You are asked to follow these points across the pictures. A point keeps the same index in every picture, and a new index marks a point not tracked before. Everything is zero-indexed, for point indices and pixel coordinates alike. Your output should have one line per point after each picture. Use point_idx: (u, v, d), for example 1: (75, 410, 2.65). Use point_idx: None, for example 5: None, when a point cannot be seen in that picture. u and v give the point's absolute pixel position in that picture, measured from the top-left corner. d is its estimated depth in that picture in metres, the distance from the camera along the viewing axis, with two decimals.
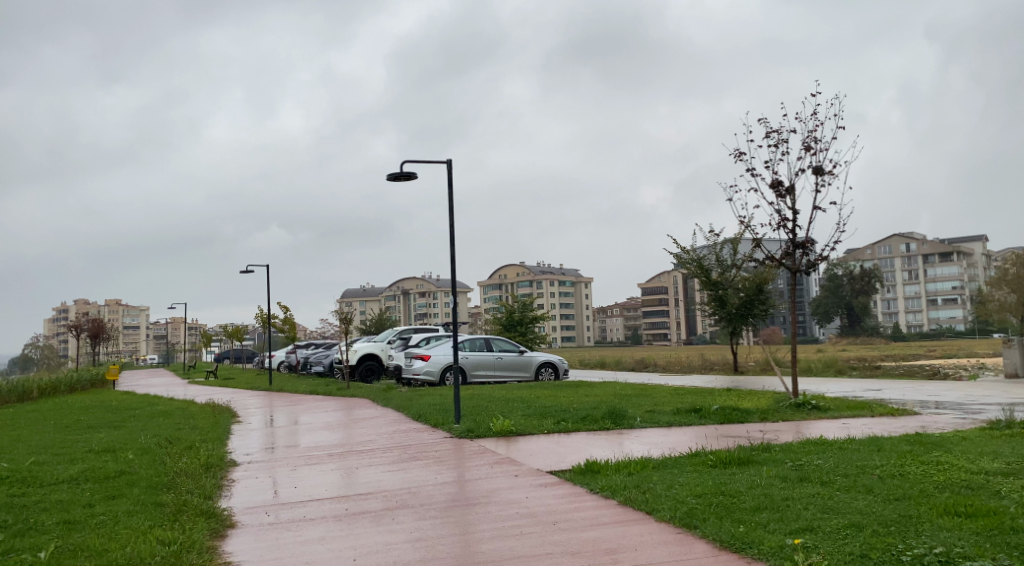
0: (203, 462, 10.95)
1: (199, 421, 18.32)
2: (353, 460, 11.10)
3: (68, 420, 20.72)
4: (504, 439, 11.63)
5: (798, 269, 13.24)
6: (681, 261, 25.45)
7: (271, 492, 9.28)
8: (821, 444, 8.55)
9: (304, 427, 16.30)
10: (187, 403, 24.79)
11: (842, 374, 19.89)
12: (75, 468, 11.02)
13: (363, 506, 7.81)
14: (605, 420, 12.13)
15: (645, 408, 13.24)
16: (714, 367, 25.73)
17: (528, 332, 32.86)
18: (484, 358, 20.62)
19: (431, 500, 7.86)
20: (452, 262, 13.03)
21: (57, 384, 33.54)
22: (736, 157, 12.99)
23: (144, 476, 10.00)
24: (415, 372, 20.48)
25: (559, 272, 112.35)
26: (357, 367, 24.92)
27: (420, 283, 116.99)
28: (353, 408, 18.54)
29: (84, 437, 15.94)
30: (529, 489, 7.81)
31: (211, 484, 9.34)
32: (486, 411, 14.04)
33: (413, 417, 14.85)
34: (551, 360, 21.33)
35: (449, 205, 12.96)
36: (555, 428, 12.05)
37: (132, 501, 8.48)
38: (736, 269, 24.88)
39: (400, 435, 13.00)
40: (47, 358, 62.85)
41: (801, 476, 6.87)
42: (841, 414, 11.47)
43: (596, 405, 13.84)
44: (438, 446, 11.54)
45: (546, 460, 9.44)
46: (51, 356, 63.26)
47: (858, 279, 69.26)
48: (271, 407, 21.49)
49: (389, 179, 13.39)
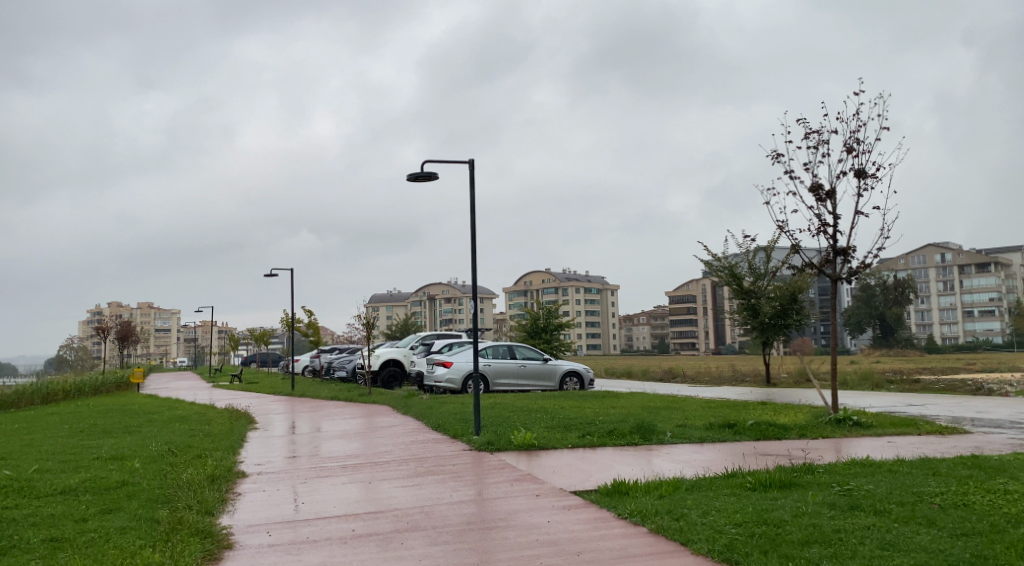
0: (211, 472, 10.45)
1: (216, 427, 17.90)
2: (366, 473, 10.54)
3: (86, 424, 20.40)
4: (525, 453, 11.01)
5: (839, 277, 12.45)
6: (713, 268, 24.67)
7: (277, 508, 8.73)
8: (870, 465, 7.81)
9: (321, 435, 15.80)
10: (207, 408, 24.42)
11: (881, 388, 18.98)
12: (78, 477, 10.56)
13: (372, 527, 7.23)
14: (633, 436, 11.49)
15: (675, 421, 12.54)
16: (746, 379, 24.84)
17: (553, 340, 32.22)
18: (507, 366, 20.02)
19: (445, 522, 7.26)
20: (474, 267, 12.49)
21: (81, 386, 33.42)
22: (772, 158, 12.21)
23: (145, 488, 9.50)
24: (437, 379, 19.93)
25: (586, 279, 111.68)
26: (379, 372, 24.40)
27: (447, 289, 117.00)
28: (373, 415, 18.00)
29: (96, 442, 15.57)
30: (552, 512, 7.17)
31: (213, 499, 8.82)
32: (508, 422, 13.41)
33: (433, 426, 14.27)
34: (576, 369, 20.65)
35: (471, 207, 12.40)
36: (580, 442, 11.41)
37: (128, 517, 7.97)
38: (769, 278, 24.11)
39: (418, 446, 12.41)
40: (81, 360, 63.38)
41: (853, 502, 6.16)
42: (884, 432, 10.72)
43: (624, 417, 13.19)
44: (457, 459, 10.94)
45: (570, 478, 8.80)
46: (84, 358, 63.72)
47: (892, 289, 67.75)
48: (292, 413, 20.98)
49: (409, 179, 12.85)
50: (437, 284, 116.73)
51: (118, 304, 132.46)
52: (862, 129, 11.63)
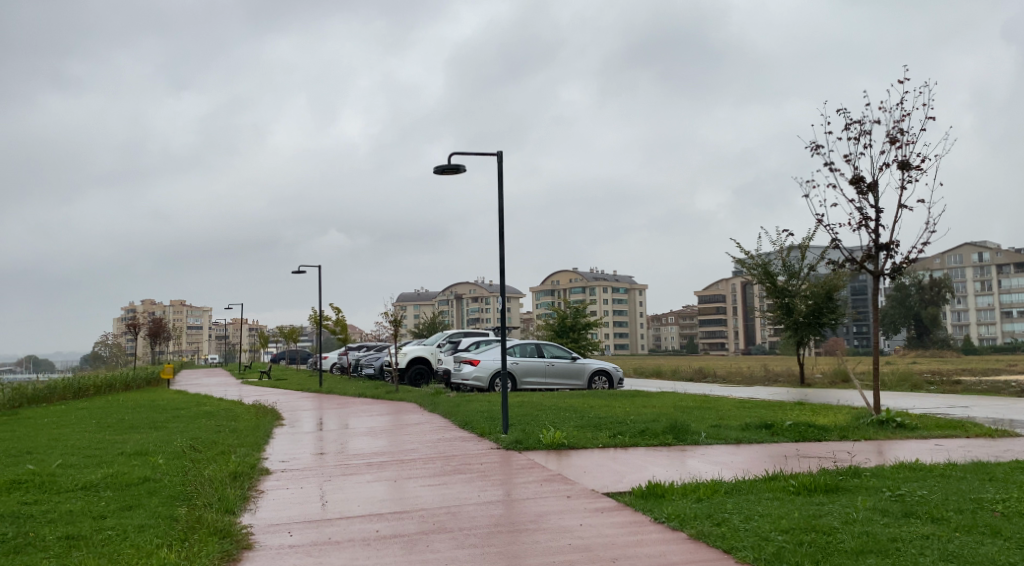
0: (234, 469, 10.23)
1: (242, 423, 17.75)
2: (391, 471, 10.26)
3: (113, 419, 20.35)
4: (555, 452, 10.69)
5: (882, 273, 12.01)
6: (746, 266, 24.21)
7: (300, 506, 8.47)
8: (919, 469, 7.41)
9: (347, 432, 15.56)
10: (235, 404, 24.32)
11: (921, 389, 18.43)
12: (100, 473, 10.38)
13: (397, 529, 6.95)
14: (666, 436, 11.13)
15: (709, 422, 12.17)
16: (779, 380, 24.32)
17: (581, 339, 31.86)
18: (535, 364, 19.71)
19: (473, 523, 6.96)
20: (502, 262, 12.20)
21: (112, 381, 33.52)
22: (812, 150, 11.78)
23: (167, 485, 9.29)
24: (464, 377, 19.66)
25: (614, 278, 111.09)
26: (406, 370, 24.17)
27: (474, 288, 116.98)
28: (400, 413, 17.74)
29: (123, 438, 15.45)
30: (584, 515, 6.84)
31: (235, 497, 8.59)
32: (537, 421, 13.09)
33: (460, 424, 13.97)
34: (605, 368, 20.27)
35: (499, 199, 12.10)
36: (611, 442, 11.08)
37: (147, 515, 7.74)
38: (804, 276, 23.62)
39: (444, 444, 12.13)
40: (114, 356, 64.06)
41: (907, 508, 5.78)
42: (931, 434, 10.27)
43: (656, 417, 12.83)
44: (484, 458, 10.63)
45: (602, 479, 8.47)
46: (117, 354, 64.29)
47: (927, 289, 66.49)
48: (318, 410, 20.81)
49: (436, 171, 12.57)
50: (464, 283, 116.83)
51: (150, 301, 133.65)
52: (906, 119, 11.16)
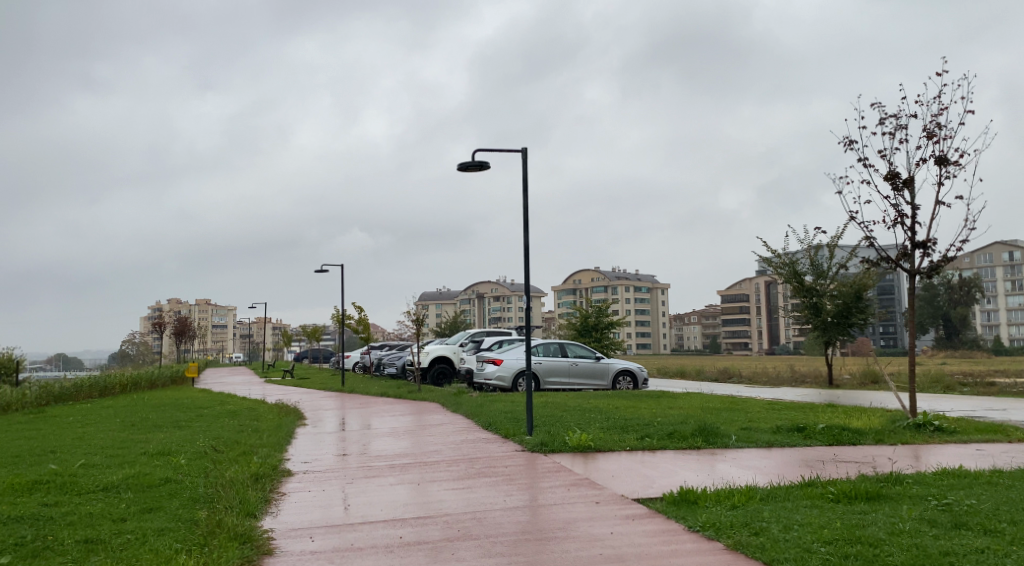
0: (256, 470, 10.08)
1: (265, 423, 17.65)
2: (414, 474, 10.07)
3: (137, 418, 20.34)
4: (581, 455, 10.46)
5: (918, 272, 11.70)
6: (773, 265, 23.86)
7: (322, 509, 8.30)
8: (964, 476, 7.12)
9: (370, 432, 15.41)
10: (257, 403, 24.26)
11: (954, 391, 18.02)
12: (122, 473, 10.28)
13: (421, 535, 6.76)
14: (696, 439, 10.87)
15: (738, 424, 11.89)
16: (807, 380, 23.94)
17: (604, 338, 31.58)
18: (558, 364, 19.49)
19: (499, 530, 6.75)
20: (527, 261, 11.98)
21: (137, 380, 33.65)
22: (845, 145, 11.47)
23: (188, 486, 9.15)
24: (486, 377, 19.47)
25: (636, 277, 110.60)
26: (428, 369, 24.00)
27: (495, 287, 116.91)
28: (423, 413, 17.56)
29: (146, 437, 15.38)
30: (614, 523, 6.61)
31: (256, 500, 8.44)
32: (562, 422, 12.87)
33: (483, 425, 13.77)
34: (630, 368, 19.99)
35: (524, 196, 11.88)
36: (639, 445, 10.84)
37: (167, 518, 7.60)
38: (832, 275, 23.22)
39: (467, 446, 11.92)
40: (141, 354, 64.58)
41: (958, 519, 5.52)
42: (970, 438, 9.95)
43: (684, 419, 12.57)
44: (509, 460, 10.42)
45: (631, 484, 8.24)
46: (144, 352, 64.75)
47: (957, 288, 65.61)
48: (341, 410, 20.69)
49: (460, 169, 12.37)
50: (485, 282, 116.81)
51: (175, 300, 134.62)
52: (944, 112, 10.83)
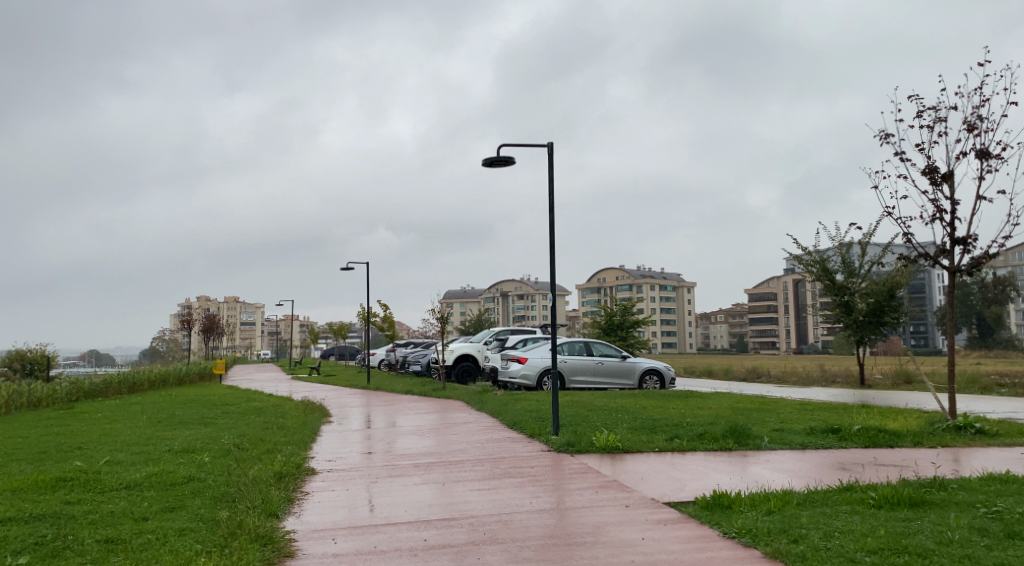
0: (279, 469, 9.95)
1: (290, 420, 17.59)
2: (439, 474, 9.90)
3: (163, 414, 20.37)
4: (609, 456, 10.26)
5: (957, 269, 11.40)
6: (803, 263, 23.48)
7: (345, 509, 8.15)
8: (1010, 482, 6.86)
9: (394, 431, 15.28)
10: (282, 401, 24.23)
11: (991, 392, 17.60)
12: (145, 471, 10.19)
13: (445, 538, 6.59)
14: (727, 441, 10.63)
15: (770, 426, 11.64)
16: (837, 381, 23.55)
17: (630, 337, 31.29)
18: (584, 362, 19.27)
19: (526, 534, 6.56)
20: (553, 259, 11.77)
21: (165, 376, 33.83)
22: (881, 139, 11.17)
23: (210, 485, 9.04)
24: (511, 375, 19.29)
25: (662, 276, 110.03)
26: (452, 368, 23.85)
27: (520, 285, 116.77)
28: (448, 411, 17.42)
29: (171, 434, 15.35)
30: (646, 528, 6.42)
31: (279, 499, 8.31)
32: (588, 422, 12.66)
33: (508, 424, 13.60)
34: (656, 367, 19.72)
35: (551, 192, 11.68)
36: (669, 446, 10.63)
37: (189, 517, 7.48)
38: (864, 273, 22.81)
39: (493, 446, 11.74)
40: (170, 351, 65.15)
41: (1009, 530, 5.29)
42: (1012, 442, 9.64)
43: (714, 420, 12.33)
44: (535, 461, 10.24)
45: (661, 487, 8.04)
46: (173, 349, 65.27)
47: (991, 287, 64.54)
48: (366, 407, 20.59)
49: (485, 164, 12.19)
50: (510, 281, 116.81)
51: (204, 298, 135.81)
52: (986, 104, 10.50)
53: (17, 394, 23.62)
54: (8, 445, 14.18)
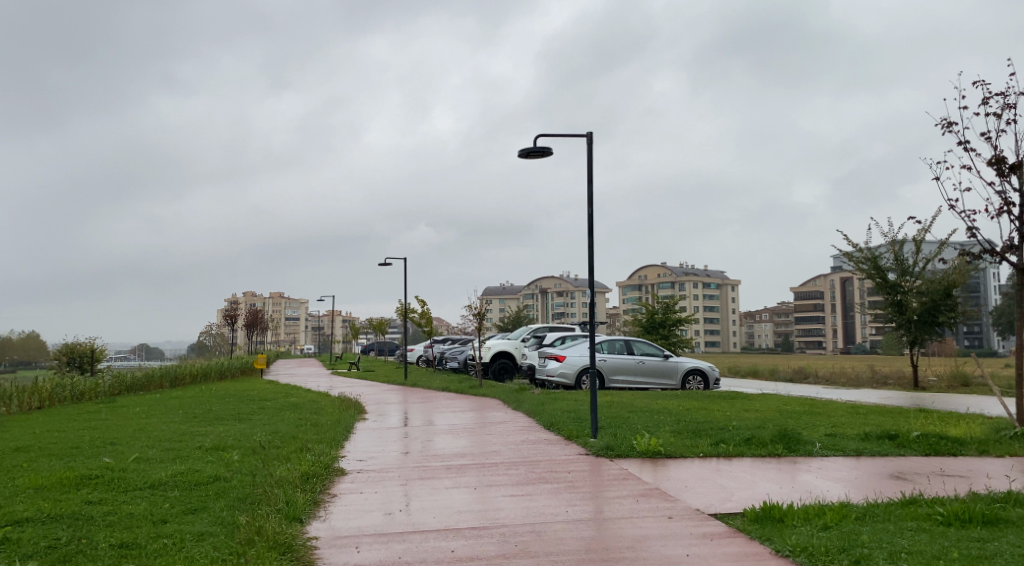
0: (308, 469, 9.60)
1: (325, 417, 17.30)
2: (471, 477, 9.48)
3: (201, 409, 20.24)
4: (650, 461, 9.78)
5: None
6: (854, 260, 22.62)
7: (372, 514, 7.77)
8: None
9: (430, 429, 14.91)
10: (319, 397, 23.99)
11: None
12: (172, 469, 9.90)
13: (475, 551, 6.16)
14: (777, 448, 10.12)
15: (822, 432, 11.09)
16: (889, 382, 22.76)
17: (672, 336, 30.62)
18: (624, 361, 18.76)
19: (559, 547, 6.13)
20: (592, 253, 11.30)
21: (207, 370, 33.90)
22: (944, 126, 10.42)
23: (236, 486, 8.70)
24: (549, 373, 18.82)
25: (705, 273, 108.66)
26: (490, 365, 23.46)
27: (560, 282, 116.14)
28: (485, 410, 17.02)
29: (206, 430, 15.15)
30: (689, 544, 5.96)
31: (304, 502, 7.96)
32: (628, 424, 12.17)
33: (545, 425, 13.16)
34: (700, 367, 19.13)
35: (590, 183, 11.20)
36: (714, 451, 10.14)
37: (210, 521, 7.13)
38: (919, 271, 21.97)
39: (529, 448, 11.31)
40: (217, 345, 65.91)
41: None
42: None
43: (761, 423, 11.79)
44: (572, 465, 9.79)
45: (706, 496, 7.57)
46: (219, 343, 65.98)
47: None
48: (404, 404, 20.30)
49: (521, 155, 11.74)
50: (550, 278, 116.40)
51: (248, 292, 137.20)
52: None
53: (60, 387, 23.73)
54: (43, 439, 14.06)
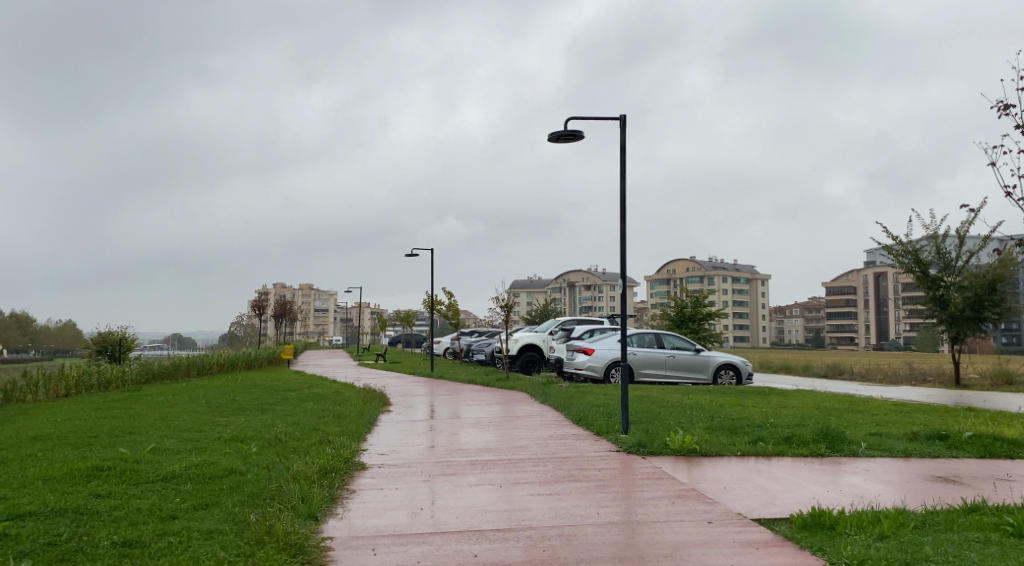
0: (326, 463, 9.20)
1: (349, 409, 16.94)
2: (496, 474, 9.03)
3: (225, 400, 19.94)
4: (684, 460, 9.29)
5: None
6: (894, 253, 22.07)
7: (393, 512, 7.38)
8: None
9: (456, 422, 14.51)
10: (344, 388, 23.66)
11: None
12: (187, 461, 9.54)
13: (500, 558, 5.74)
14: (820, 447, 9.65)
15: (865, 432, 10.59)
16: (928, 380, 22.10)
17: (702, 330, 30.04)
18: (654, 355, 18.23)
19: (591, 553, 5.74)
20: (623, 241, 10.80)
21: (234, 360, 33.72)
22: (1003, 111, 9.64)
23: (250, 480, 8.29)
24: (577, 367, 18.35)
25: (734, 268, 107.44)
26: (517, 358, 23.00)
27: (588, 276, 115.37)
28: (512, 403, 16.58)
29: (228, 420, 14.86)
30: (733, 554, 5.60)
31: (321, 499, 7.56)
32: (660, 420, 11.67)
33: (574, 420, 12.68)
34: (733, 361, 18.49)
35: (623, 167, 10.70)
36: (752, 449, 9.65)
37: (221, 518, 6.75)
38: (962, 265, 21.26)
39: (557, 443, 10.84)
40: (247, 336, 66.08)
41: None
42: None
43: (800, 421, 11.28)
44: (603, 462, 9.33)
45: (748, 500, 7.22)
46: (248, 333, 66.16)
47: None
48: (429, 397, 19.89)
49: (551, 139, 11.26)
50: (578, 271, 115.76)
51: (277, 283, 137.76)
52: None
53: (86, 374, 23.66)
54: (63, 426, 13.82)
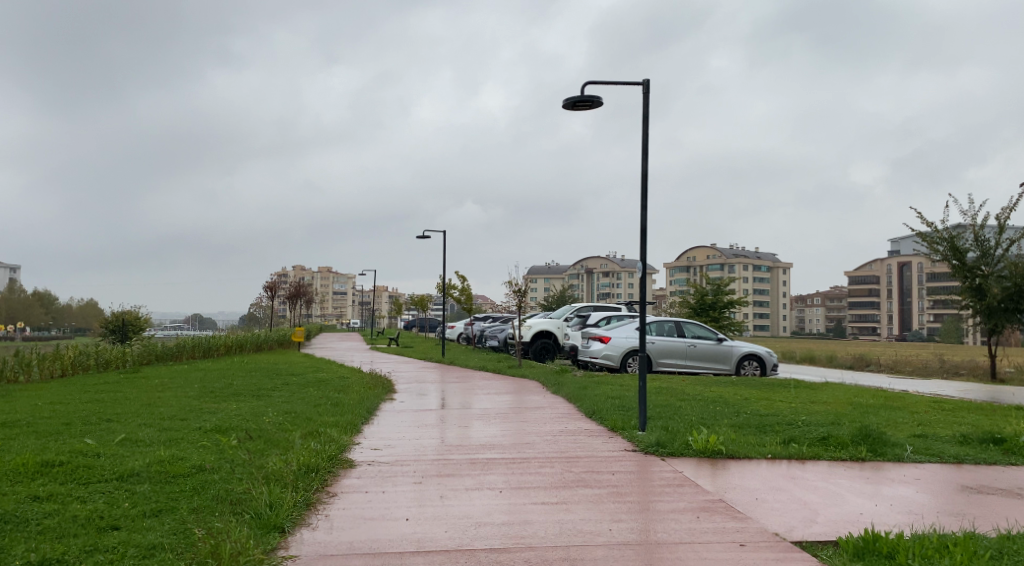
0: (307, 460, 8.21)
1: (351, 396, 15.99)
2: (498, 476, 8.01)
3: (222, 384, 19.02)
4: (709, 463, 8.24)
5: None
6: (928, 239, 20.80)
7: (375, 523, 6.37)
8: None
9: (462, 413, 13.52)
10: (351, 373, 22.72)
11: None
12: (153, 454, 8.57)
13: None
14: (860, 450, 8.57)
15: (909, 433, 9.50)
16: (962, 373, 20.94)
17: (722, 318, 28.82)
18: (673, 344, 17.18)
19: None
20: (642, 216, 9.69)
21: (243, 342, 32.84)
22: None
23: (214, 482, 7.30)
24: (592, 355, 17.31)
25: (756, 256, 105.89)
26: (530, 344, 22.00)
27: (606, 262, 114.16)
28: (522, 393, 15.57)
29: (218, 407, 13.92)
30: None
31: (290, 506, 6.57)
32: (681, 416, 10.60)
33: (588, 413, 11.66)
34: (757, 352, 17.38)
35: (645, 136, 9.62)
36: (785, 451, 8.59)
37: (169, 529, 5.79)
38: (1001, 254, 20.00)
39: (567, 440, 9.82)
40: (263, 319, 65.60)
41: None
42: None
43: (836, 419, 10.19)
44: (617, 464, 8.31)
45: (785, 516, 6.19)
46: (264, 316, 65.60)
47: None
48: (438, 384, 18.90)
49: (566, 106, 10.18)
50: (596, 258, 114.64)
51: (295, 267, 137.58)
52: None
53: (84, 355, 22.82)
54: (40, 412, 12.95)
